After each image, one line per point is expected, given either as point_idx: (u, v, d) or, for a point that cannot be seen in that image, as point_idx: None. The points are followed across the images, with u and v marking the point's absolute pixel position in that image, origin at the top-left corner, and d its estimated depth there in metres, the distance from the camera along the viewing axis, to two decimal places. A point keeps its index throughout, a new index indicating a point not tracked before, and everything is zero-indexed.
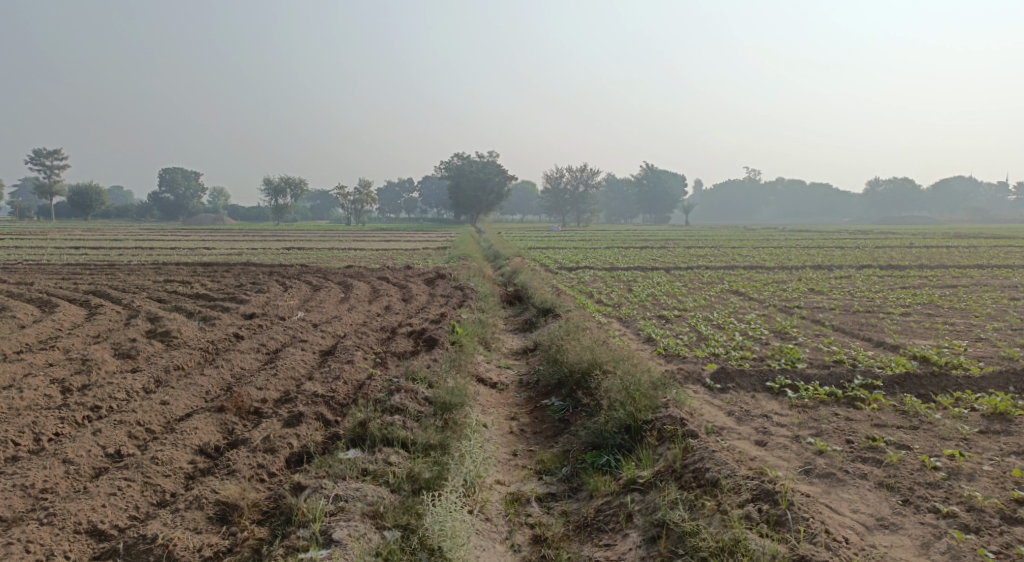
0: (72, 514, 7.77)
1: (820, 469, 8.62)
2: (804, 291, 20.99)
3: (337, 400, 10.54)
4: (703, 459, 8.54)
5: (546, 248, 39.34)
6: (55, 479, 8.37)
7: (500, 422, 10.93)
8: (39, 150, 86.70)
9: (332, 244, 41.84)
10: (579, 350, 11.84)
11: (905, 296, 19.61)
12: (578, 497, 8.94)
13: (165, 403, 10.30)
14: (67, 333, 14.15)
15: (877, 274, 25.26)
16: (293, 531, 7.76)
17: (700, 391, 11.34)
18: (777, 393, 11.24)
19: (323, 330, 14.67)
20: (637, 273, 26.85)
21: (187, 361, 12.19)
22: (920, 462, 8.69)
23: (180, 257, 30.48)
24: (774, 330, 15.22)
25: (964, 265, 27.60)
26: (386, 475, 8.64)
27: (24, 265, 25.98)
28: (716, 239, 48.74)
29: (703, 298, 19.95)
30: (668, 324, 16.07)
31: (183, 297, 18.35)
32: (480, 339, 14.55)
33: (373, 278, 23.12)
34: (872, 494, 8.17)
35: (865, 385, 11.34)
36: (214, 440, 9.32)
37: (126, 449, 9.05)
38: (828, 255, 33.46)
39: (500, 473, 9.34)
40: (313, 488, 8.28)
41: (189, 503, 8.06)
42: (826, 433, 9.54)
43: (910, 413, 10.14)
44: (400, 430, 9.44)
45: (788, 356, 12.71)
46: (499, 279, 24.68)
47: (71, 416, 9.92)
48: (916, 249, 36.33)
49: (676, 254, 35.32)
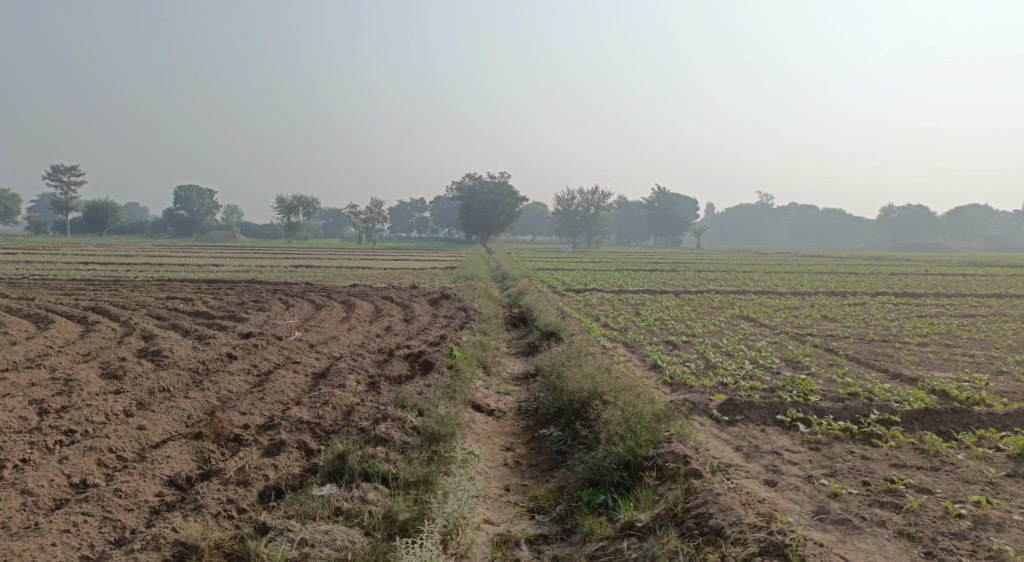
0: (17, 554, 7.26)
1: (835, 515, 7.96)
2: (817, 318, 20.29)
3: (323, 427, 9.95)
4: (706, 503, 7.89)
5: (554, 270, 38.67)
6: (9, 512, 7.84)
7: (494, 453, 10.31)
8: (56, 166, 86.85)
9: (341, 262, 41.33)
10: (579, 378, 11.22)
11: (922, 325, 18.89)
12: (571, 540, 8.31)
13: (142, 428, 9.71)
14: (56, 351, 13.61)
15: (893, 302, 24.51)
16: None
17: (706, 424, 10.71)
18: (789, 427, 10.60)
19: (319, 351, 14.09)
20: (646, 296, 26.25)
21: (174, 383, 11.62)
22: (942, 508, 8.02)
23: (186, 273, 29.97)
24: (785, 358, 14.55)
25: (982, 294, 26.87)
26: (360, 516, 8.07)
27: (29, 280, 25.52)
28: (727, 264, 47.89)
29: (712, 323, 19.31)
30: (675, 350, 15.44)
31: (183, 315, 17.82)
32: (480, 362, 13.96)
33: (377, 298, 22.53)
34: (891, 544, 7.52)
35: (882, 420, 10.67)
36: (186, 470, 8.75)
37: (91, 479, 8.49)
38: (841, 281, 32.75)
39: (487, 512, 8.73)
40: (279, 531, 7.75)
41: (145, 543, 7.55)
42: (840, 474, 8.88)
43: (931, 452, 9.47)
44: (382, 464, 8.87)
45: (800, 387, 12.04)
46: (505, 300, 24.10)
47: (42, 440, 9.36)
48: (930, 276, 35.62)
49: (685, 277, 34.67)
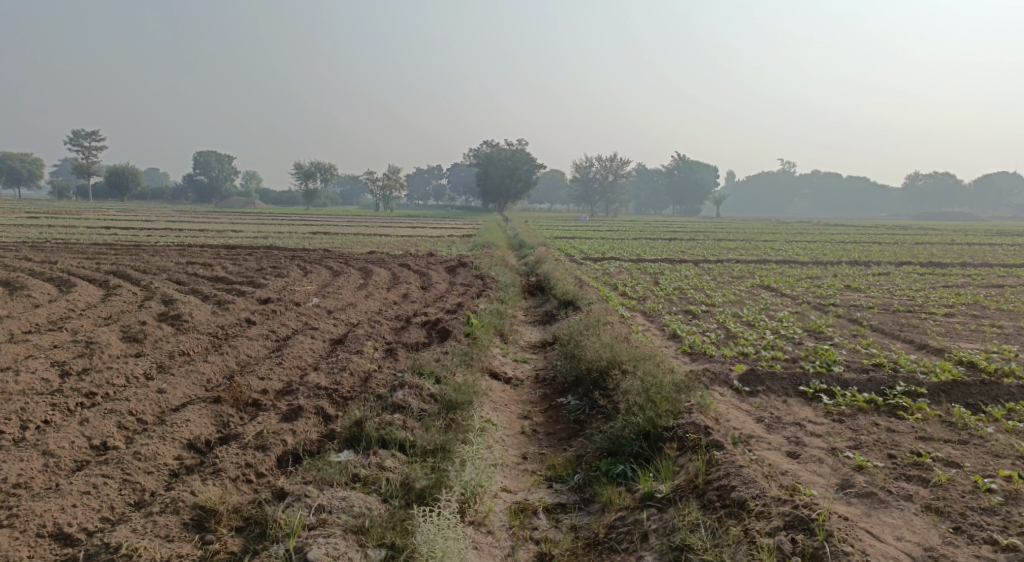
0: (37, 516, 7.26)
1: (860, 488, 7.80)
2: (840, 289, 19.96)
3: (340, 393, 9.86)
4: (728, 475, 7.75)
5: (572, 238, 38.40)
6: (31, 473, 7.84)
7: (512, 421, 10.21)
8: (78, 131, 87.11)
9: (360, 229, 41.13)
10: (598, 347, 11.07)
11: (949, 295, 18.55)
12: (590, 510, 8.22)
13: (161, 391, 9.66)
14: (78, 314, 13.58)
15: (917, 272, 24.11)
16: (266, 548, 7.21)
17: (726, 394, 10.56)
18: (812, 398, 10.42)
19: (336, 317, 14.00)
20: (665, 265, 25.98)
21: (193, 347, 11.57)
22: (972, 482, 7.84)
23: (206, 239, 30.03)
24: (807, 328, 14.32)
25: (1009, 264, 26.35)
26: (377, 483, 8.02)
27: (51, 244, 25.57)
28: (747, 233, 47.30)
29: (733, 293, 19.07)
30: (695, 320, 15.23)
31: (202, 280, 17.80)
32: (497, 330, 13.82)
33: (395, 265, 22.42)
34: (919, 519, 7.37)
35: (908, 392, 10.47)
36: (205, 433, 8.70)
37: (112, 441, 8.46)
38: (866, 250, 32.23)
39: (506, 479, 8.65)
40: (296, 497, 7.72)
41: (164, 506, 7.52)
42: (866, 446, 8.71)
43: (959, 425, 9.27)
44: (399, 431, 8.79)
45: (823, 358, 11.83)
46: (522, 269, 23.93)
47: (63, 403, 9.34)
48: (956, 246, 35.05)
49: (704, 246, 34.35)
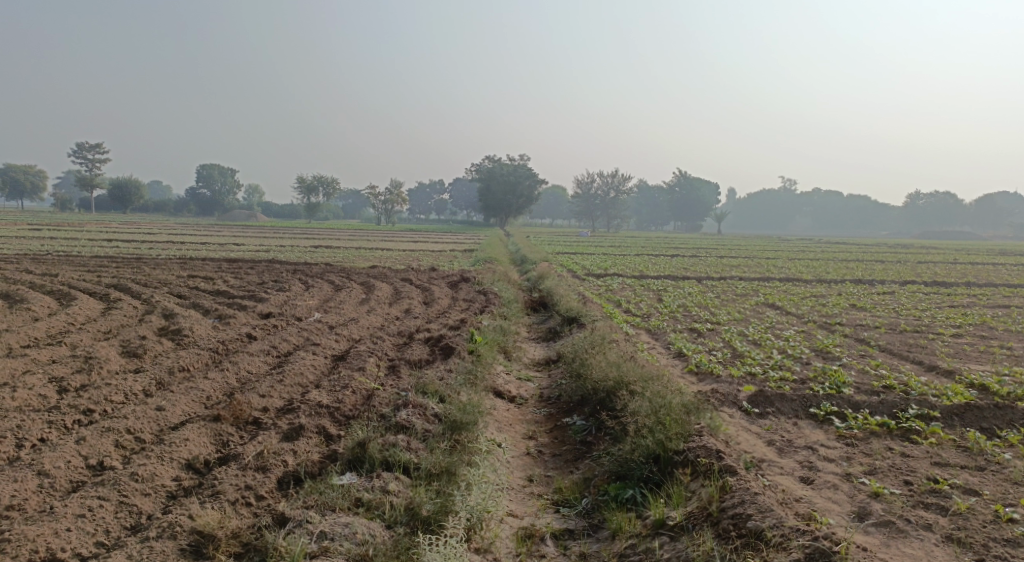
0: (30, 540, 7.06)
1: (878, 516, 7.60)
2: (845, 307, 19.77)
3: (343, 411, 9.65)
4: (743, 503, 7.54)
5: (573, 254, 38.24)
6: (25, 494, 7.64)
7: (517, 442, 10.00)
8: (82, 144, 87.25)
9: (361, 243, 40.94)
10: (605, 366, 10.86)
11: (955, 315, 18.37)
12: (599, 536, 8.01)
13: (160, 409, 9.46)
14: (77, 328, 13.39)
15: (922, 291, 23.93)
16: None
17: (736, 416, 10.35)
18: (823, 421, 10.20)
19: (338, 333, 13.80)
20: (668, 281, 25.78)
21: (193, 363, 11.38)
22: (992, 512, 7.63)
23: (208, 252, 29.86)
24: (815, 348, 14.11)
25: (1013, 284, 26.17)
26: (381, 508, 7.82)
27: (53, 256, 25.41)
28: (748, 250, 47.19)
29: (737, 310, 18.88)
30: (700, 338, 15.03)
31: (203, 293, 17.62)
32: (501, 347, 13.61)
33: (397, 280, 22.24)
34: (939, 549, 7.16)
35: (921, 415, 10.26)
36: (204, 453, 8.49)
37: (109, 461, 8.26)
38: (869, 269, 32.06)
39: (512, 504, 8.44)
40: (298, 523, 7.52)
41: (161, 531, 7.32)
42: (880, 472, 8.50)
43: (975, 451, 9.06)
44: (403, 453, 8.59)
45: (832, 379, 11.62)
46: (524, 284, 23.74)
47: (60, 420, 9.14)
48: (959, 265, 34.89)
49: (708, 263, 34.13)
